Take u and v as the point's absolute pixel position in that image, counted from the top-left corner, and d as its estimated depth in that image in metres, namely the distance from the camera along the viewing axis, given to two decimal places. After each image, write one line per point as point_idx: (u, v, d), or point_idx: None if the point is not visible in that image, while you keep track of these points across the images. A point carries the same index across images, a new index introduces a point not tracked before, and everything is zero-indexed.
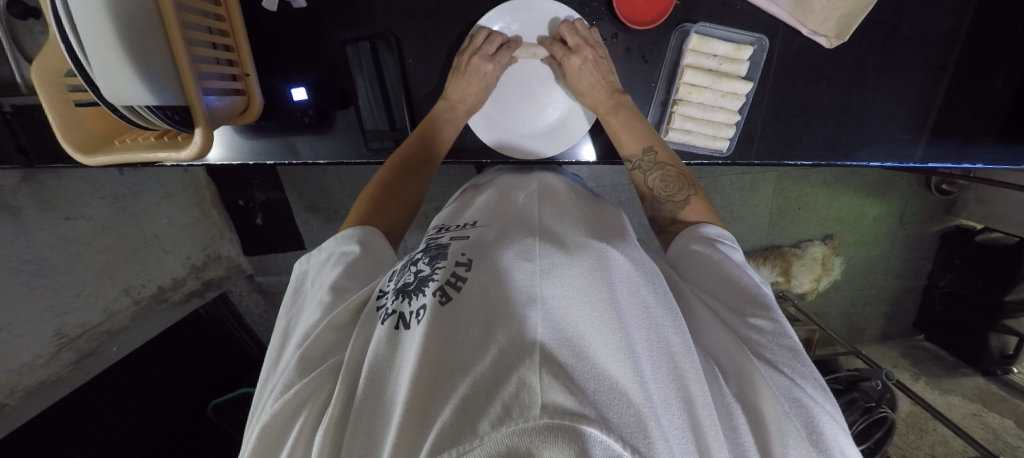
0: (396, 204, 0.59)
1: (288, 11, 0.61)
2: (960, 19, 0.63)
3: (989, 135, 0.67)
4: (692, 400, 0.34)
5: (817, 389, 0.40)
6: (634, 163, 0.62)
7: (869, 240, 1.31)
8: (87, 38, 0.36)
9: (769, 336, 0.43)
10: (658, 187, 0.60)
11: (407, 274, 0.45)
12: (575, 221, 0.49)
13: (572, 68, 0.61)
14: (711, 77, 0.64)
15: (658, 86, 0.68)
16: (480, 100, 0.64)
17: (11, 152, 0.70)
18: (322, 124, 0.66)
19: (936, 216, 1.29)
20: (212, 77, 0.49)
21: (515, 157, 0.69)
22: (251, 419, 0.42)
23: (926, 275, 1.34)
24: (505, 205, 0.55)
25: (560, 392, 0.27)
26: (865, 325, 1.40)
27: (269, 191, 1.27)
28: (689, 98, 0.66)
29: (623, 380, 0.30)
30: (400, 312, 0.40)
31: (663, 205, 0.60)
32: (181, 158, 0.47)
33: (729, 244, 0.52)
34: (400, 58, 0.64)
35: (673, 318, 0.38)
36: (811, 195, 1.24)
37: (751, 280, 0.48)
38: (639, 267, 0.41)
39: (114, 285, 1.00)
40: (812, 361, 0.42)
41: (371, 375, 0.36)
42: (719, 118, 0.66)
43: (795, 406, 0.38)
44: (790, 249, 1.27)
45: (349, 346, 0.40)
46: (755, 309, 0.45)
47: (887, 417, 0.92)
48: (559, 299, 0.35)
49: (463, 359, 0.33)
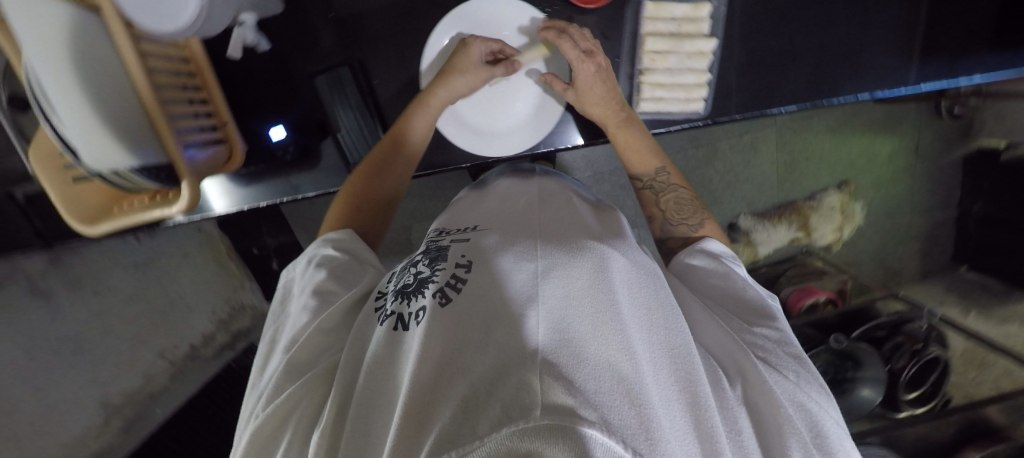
0: (369, 214, 0.61)
1: (254, 57, 0.62)
2: None
3: (983, 47, 0.65)
4: (694, 401, 0.33)
5: (813, 392, 0.41)
6: (645, 182, 0.65)
7: (887, 179, 1.25)
8: (59, 104, 0.39)
9: (769, 338, 0.45)
10: (670, 209, 0.62)
11: (406, 277, 0.45)
12: (574, 222, 0.49)
13: (583, 74, 0.60)
14: (673, 41, 0.63)
15: (622, 60, 0.66)
16: (465, 87, 0.62)
17: (29, 237, 0.74)
18: (307, 159, 0.66)
19: (956, 142, 1.22)
20: (192, 131, 0.51)
21: (492, 157, 0.68)
22: (241, 421, 0.42)
23: (954, 206, 1.26)
24: (501, 207, 0.55)
25: (561, 392, 0.27)
26: (901, 267, 1.31)
27: (280, 235, 1.20)
28: (655, 66, 0.65)
29: (625, 380, 0.29)
30: (399, 313, 0.40)
31: (675, 226, 0.60)
32: (171, 213, 0.48)
33: (732, 260, 0.53)
34: (367, 81, 0.64)
35: (672, 322, 0.38)
36: (816, 143, 1.20)
37: (751, 287, 0.50)
38: (636, 272, 0.41)
39: (149, 350, 1.08)
40: (815, 368, 0.44)
41: (369, 377, 0.36)
42: (690, 79, 0.65)
43: (802, 412, 0.39)
44: (805, 203, 1.22)
45: (344, 350, 0.41)
46: (756, 314, 0.47)
47: (940, 357, 0.87)
48: (558, 302, 0.35)
49: (461, 362, 0.33)
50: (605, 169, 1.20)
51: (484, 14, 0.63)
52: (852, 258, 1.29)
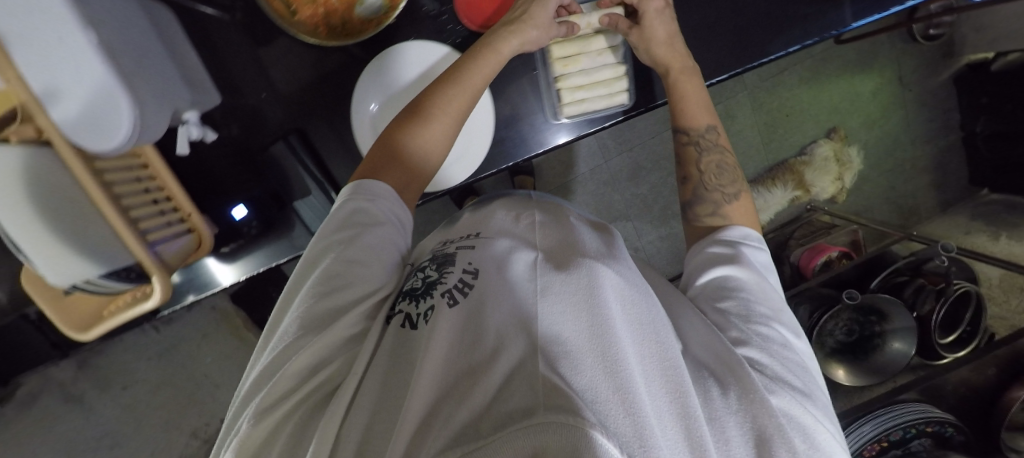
0: (402, 172, 0.50)
1: (204, 148, 0.60)
2: None
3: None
4: (686, 411, 0.32)
5: (818, 411, 0.38)
6: (694, 137, 0.56)
7: (878, 117, 1.20)
8: (21, 238, 0.41)
9: (775, 348, 0.41)
10: (710, 172, 0.55)
11: (414, 280, 0.44)
12: (574, 236, 0.49)
13: (653, 10, 0.55)
14: (579, 43, 0.59)
15: (538, 70, 0.61)
16: (534, 33, 0.55)
17: (47, 348, 0.78)
18: (271, 230, 0.63)
19: (939, 64, 1.18)
20: (160, 229, 0.53)
21: (443, 190, 0.60)
22: (229, 420, 0.37)
23: (959, 127, 1.21)
24: (504, 219, 0.55)
25: (566, 395, 0.26)
26: (916, 202, 1.25)
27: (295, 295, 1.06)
28: (570, 70, 0.59)
29: (621, 388, 0.29)
30: (408, 313, 0.39)
31: (709, 190, 0.54)
32: (148, 307, 0.51)
33: (754, 245, 0.49)
34: (312, 151, 0.61)
35: (661, 336, 0.38)
36: (793, 98, 1.17)
37: (768, 291, 0.45)
38: (630, 285, 0.41)
39: (182, 431, 1.13)
40: (815, 378, 0.42)
41: (384, 373, 0.34)
42: (608, 73, 0.59)
43: (795, 423, 0.36)
44: (797, 159, 1.18)
45: (368, 344, 0.37)
46: (767, 316, 0.43)
47: (971, 291, 0.82)
48: (560, 311, 0.34)
49: (468, 366, 0.31)
50: (584, 169, 1.20)
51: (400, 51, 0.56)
52: (860, 206, 1.24)
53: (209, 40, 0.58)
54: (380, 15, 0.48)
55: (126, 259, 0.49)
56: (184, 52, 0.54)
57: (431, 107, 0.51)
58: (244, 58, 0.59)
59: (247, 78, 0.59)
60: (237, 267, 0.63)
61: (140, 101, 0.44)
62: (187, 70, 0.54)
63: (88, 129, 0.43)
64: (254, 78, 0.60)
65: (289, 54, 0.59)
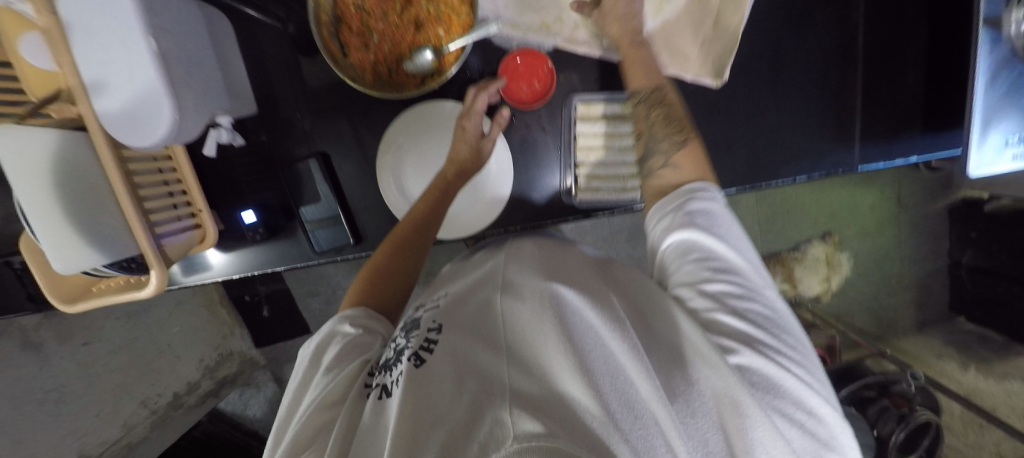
0: (377, 290, 0.53)
1: (231, 152, 0.62)
2: (840, 34, 0.59)
3: (915, 125, 0.61)
4: (653, 412, 0.31)
5: (790, 361, 0.41)
6: (638, 97, 0.55)
7: (871, 229, 1.25)
8: (41, 232, 0.42)
9: (741, 307, 0.43)
10: (658, 124, 0.54)
11: (387, 351, 0.43)
12: (534, 265, 0.49)
13: None
14: (605, 137, 0.63)
15: (560, 150, 0.63)
16: (472, 158, 0.58)
17: None
18: (275, 238, 0.64)
19: (936, 192, 1.23)
20: (167, 221, 0.54)
21: (449, 238, 0.63)
22: None
23: (947, 254, 1.24)
24: (471, 268, 0.56)
25: (529, 419, 0.28)
26: (895, 317, 1.29)
27: (272, 282, 1.29)
28: (589, 160, 0.64)
29: (582, 402, 0.31)
30: (383, 383, 0.38)
31: (659, 143, 0.54)
32: (139, 296, 0.50)
33: (705, 195, 0.49)
34: (332, 173, 0.63)
35: (623, 331, 0.37)
36: (796, 195, 1.22)
37: (721, 241, 0.46)
38: (588, 296, 0.42)
39: (132, 399, 1.01)
40: (786, 323, 0.44)
41: (360, 444, 0.35)
42: (624, 171, 0.64)
43: (767, 388, 0.39)
44: (789, 253, 1.23)
45: (338, 429, 0.37)
46: (725, 268, 0.45)
47: (931, 422, 0.88)
48: (523, 339, 0.37)
49: (434, 414, 0.32)
50: (587, 224, 1.23)
51: (403, 126, 0.60)
52: (840, 309, 1.29)
53: (255, 45, 0.60)
54: (428, 75, 0.52)
55: (129, 250, 0.49)
56: (230, 62, 0.56)
57: (416, 234, 0.55)
58: (287, 70, 0.61)
59: (286, 91, 0.62)
60: (230, 260, 0.65)
61: (181, 108, 0.45)
62: (232, 78, 0.56)
63: (128, 126, 0.43)
64: (293, 96, 0.62)
65: (329, 72, 0.61)
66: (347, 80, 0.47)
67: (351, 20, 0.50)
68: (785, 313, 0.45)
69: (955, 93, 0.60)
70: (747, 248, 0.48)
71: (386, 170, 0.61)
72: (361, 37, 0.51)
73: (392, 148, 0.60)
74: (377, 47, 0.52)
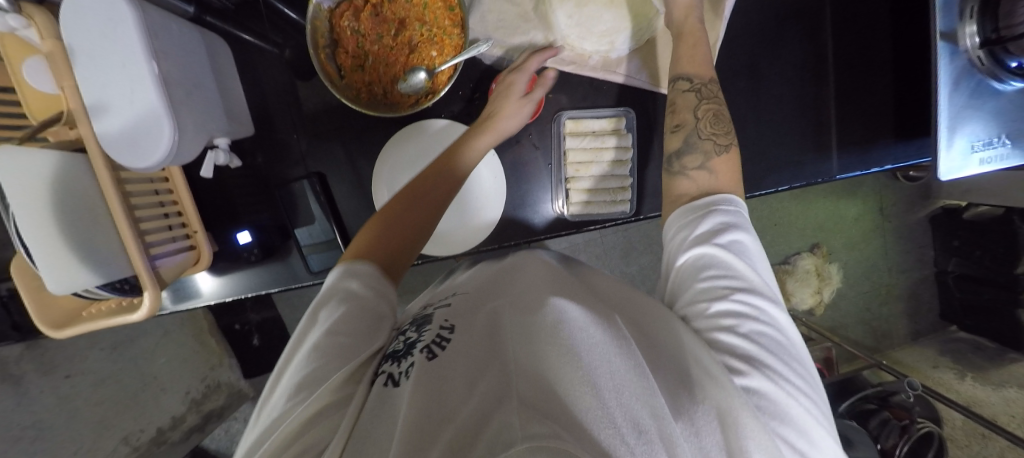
0: (396, 242, 0.52)
1: (228, 173, 0.62)
2: (811, 51, 0.63)
3: (888, 134, 0.64)
4: (663, 428, 0.31)
5: (795, 386, 0.41)
6: (691, 85, 0.57)
7: (857, 241, 1.28)
8: (37, 252, 0.42)
9: (750, 329, 0.43)
10: (706, 120, 0.55)
11: (396, 342, 0.42)
12: (544, 279, 0.49)
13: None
14: (592, 153, 0.65)
15: (553, 166, 0.65)
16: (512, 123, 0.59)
17: None
18: (269, 259, 0.64)
19: (918, 202, 1.27)
20: (163, 242, 0.54)
21: (444, 255, 0.63)
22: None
23: (934, 263, 1.27)
24: (479, 275, 0.57)
25: (536, 424, 0.28)
26: (890, 326, 1.30)
27: (262, 310, 1.21)
28: (580, 175, 0.65)
29: (593, 408, 0.30)
30: (390, 372, 0.38)
31: (700, 138, 0.55)
32: (131, 318, 0.49)
33: (729, 210, 0.49)
34: (327, 195, 0.63)
35: (629, 350, 0.38)
36: (781, 208, 1.25)
37: (743, 261, 0.46)
38: (597, 312, 0.42)
39: (112, 435, 0.97)
40: (795, 350, 0.44)
41: (365, 418, 0.33)
42: (614, 185, 0.65)
43: (767, 411, 0.39)
44: (780, 267, 1.25)
45: (340, 402, 0.35)
46: (742, 287, 0.45)
47: (931, 432, 0.86)
48: (532, 348, 0.36)
49: (443, 410, 0.32)
50: (579, 241, 1.23)
51: (399, 149, 0.62)
52: (834, 321, 1.30)
53: (255, 69, 0.62)
54: (421, 94, 0.54)
55: (123, 270, 0.49)
56: (229, 86, 0.58)
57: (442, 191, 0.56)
58: (283, 92, 0.63)
59: (284, 113, 0.63)
60: (222, 283, 0.64)
61: (182, 128, 0.46)
62: (230, 101, 0.58)
63: (129, 147, 0.44)
64: (290, 118, 0.64)
65: (326, 93, 0.63)
66: (343, 100, 0.49)
67: (347, 43, 0.52)
68: (797, 342, 0.46)
69: (925, 103, 0.64)
70: (768, 274, 0.48)
71: (383, 187, 0.62)
72: (357, 60, 0.53)
73: (389, 163, 0.62)
74: (372, 68, 0.54)
